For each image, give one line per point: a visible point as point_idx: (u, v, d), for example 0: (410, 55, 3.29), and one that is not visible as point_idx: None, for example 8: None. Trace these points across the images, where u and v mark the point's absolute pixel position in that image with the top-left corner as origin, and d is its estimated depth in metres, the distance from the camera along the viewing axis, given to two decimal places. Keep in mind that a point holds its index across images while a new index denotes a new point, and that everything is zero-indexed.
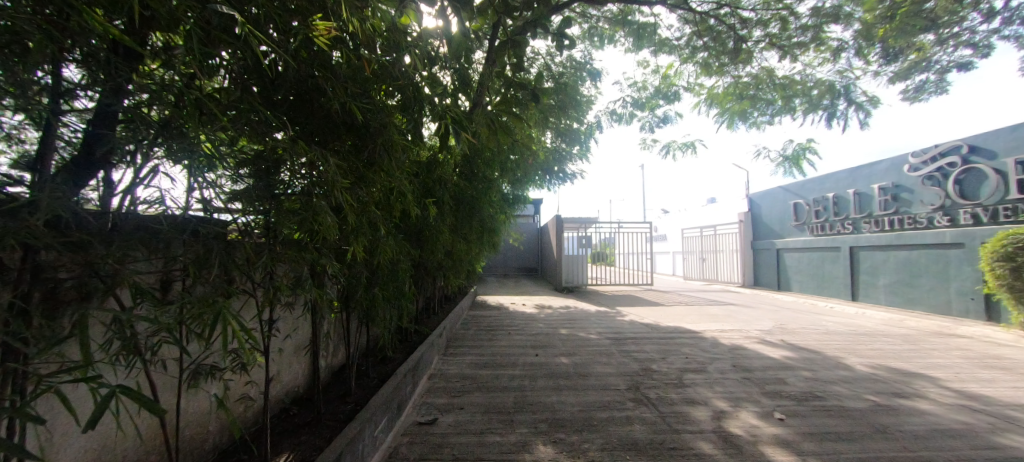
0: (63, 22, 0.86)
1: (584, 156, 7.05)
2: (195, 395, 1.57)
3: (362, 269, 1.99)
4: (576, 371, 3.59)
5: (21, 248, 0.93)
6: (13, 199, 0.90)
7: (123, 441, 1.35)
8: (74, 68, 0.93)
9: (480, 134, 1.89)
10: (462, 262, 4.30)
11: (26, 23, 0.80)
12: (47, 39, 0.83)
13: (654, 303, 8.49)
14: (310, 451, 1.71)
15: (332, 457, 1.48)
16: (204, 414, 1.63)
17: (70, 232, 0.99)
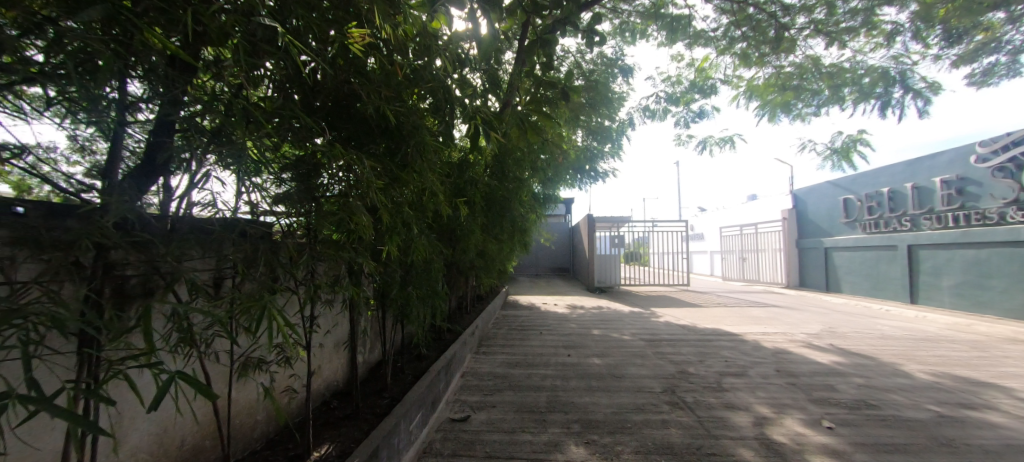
0: (128, 41, 0.93)
1: (615, 154, 6.92)
2: (244, 386, 1.67)
3: (396, 268, 2.05)
4: (609, 372, 3.53)
5: (94, 248, 1.00)
6: (87, 204, 1.04)
7: (182, 424, 1.45)
8: (137, 83, 1.00)
9: (510, 134, 1.89)
10: (494, 262, 4.34)
11: (97, 43, 0.84)
12: (115, 56, 0.88)
13: (690, 304, 8.21)
14: (349, 443, 1.78)
15: (370, 450, 1.52)
16: (253, 403, 1.72)
17: (136, 233, 1.08)
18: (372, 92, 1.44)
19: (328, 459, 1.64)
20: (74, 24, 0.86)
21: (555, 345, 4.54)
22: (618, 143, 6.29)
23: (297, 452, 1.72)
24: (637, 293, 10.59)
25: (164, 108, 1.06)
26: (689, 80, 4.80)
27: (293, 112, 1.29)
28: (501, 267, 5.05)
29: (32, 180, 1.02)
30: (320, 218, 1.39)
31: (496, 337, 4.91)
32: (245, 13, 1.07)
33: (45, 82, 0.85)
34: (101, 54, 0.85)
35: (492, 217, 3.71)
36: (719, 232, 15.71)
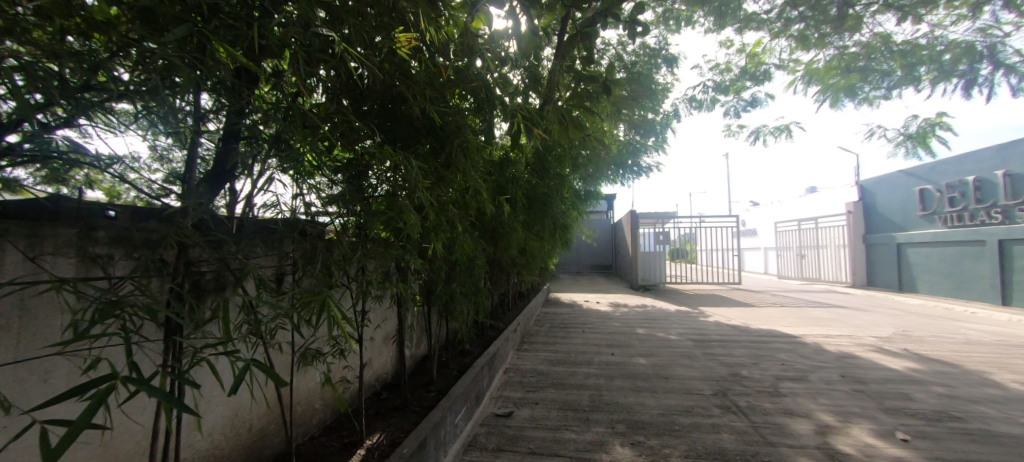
0: (201, 57, 0.98)
1: (659, 148, 6.69)
2: (305, 374, 1.79)
3: (442, 265, 2.10)
4: (655, 373, 3.43)
5: (177, 246, 1.10)
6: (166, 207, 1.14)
7: (254, 407, 1.58)
8: (206, 97, 1.09)
9: (549, 131, 1.88)
10: (535, 259, 4.35)
11: (173, 57, 0.92)
12: (189, 70, 0.96)
13: (741, 304, 7.79)
14: (398, 433, 1.85)
15: (418, 441, 1.58)
16: (312, 391, 1.84)
17: (210, 232, 1.18)
18: (417, 93, 1.48)
19: (379, 447, 1.71)
20: (154, 43, 0.92)
21: (597, 344, 4.48)
22: (662, 137, 6.07)
23: (351, 440, 1.82)
24: (683, 291, 10.21)
25: (230, 117, 1.15)
26: (739, 67, 4.54)
27: (346, 116, 1.36)
28: (542, 264, 5.05)
29: (121, 186, 1.10)
30: (371, 217, 1.45)
31: (538, 335, 4.92)
32: (303, 25, 1.14)
33: (133, 98, 0.94)
34: (180, 71, 0.93)
35: (533, 214, 3.71)
36: (773, 228, 14.75)
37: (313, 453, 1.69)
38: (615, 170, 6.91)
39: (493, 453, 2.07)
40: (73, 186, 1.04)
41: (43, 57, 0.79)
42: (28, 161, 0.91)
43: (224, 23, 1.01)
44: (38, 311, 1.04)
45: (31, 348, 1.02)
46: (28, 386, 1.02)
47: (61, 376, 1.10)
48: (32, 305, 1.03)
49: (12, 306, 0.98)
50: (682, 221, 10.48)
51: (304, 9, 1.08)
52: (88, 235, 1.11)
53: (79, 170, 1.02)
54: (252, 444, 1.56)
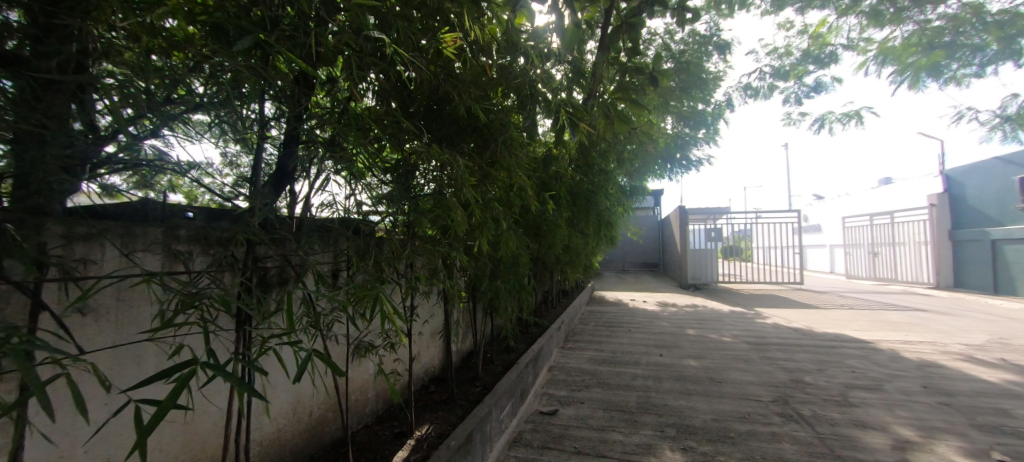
0: (263, 68, 1.04)
1: (710, 140, 6.36)
2: (359, 366, 1.88)
3: (487, 262, 2.13)
4: (708, 376, 3.28)
5: (244, 243, 1.18)
6: (234, 208, 1.23)
7: (314, 395, 1.68)
8: (268, 104, 1.16)
9: (592, 127, 1.83)
10: (578, 256, 4.30)
11: (242, 68, 0.98)
12: (255, 79, 1.01)
13: (801, 305, 7.25)
14: (446, 425, 1.90)
15: (465, 435, 1.61)
16: (366, 381, 1.93)
17: (274, 231, 1.26)
18: (462, 92, 1.50)
19: (428, 439, 1.76)
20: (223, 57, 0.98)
21: (644, 344, 4.35)
22: (714, 128, 5.77)
23: (402, 430, 1.89)
24: (737, 291, 9.68)
25: (289, 123, 1.23)
26: (801, 50, 4.22)
27: (396, 118, 1.39)
28: (585, 262, 4.97)
29: (197, 190, 1.20)
30: (418, 216, 1.49)
31: (583, 333, 4.86)
32: (356, 30, 1.17)
33: (208, 109, 1.02)
34: (247, 79, 0.99)
35: (576, 211, 3.67)
36: (840, 223, 13.55)
37: (367, 440, 1.78)
38: (661, 165, 6.66)
39: (538, 451, 2.07)
40: (159, 190, 1.16)
41: (133, 75, 0.90)
42: (121, 168, 0.99)
43: (289, 31, 1.05)
44: (131, 301, 1.16)
45: (125, 334, 1.15)
46: (124, 368, 1.14)
47: (150, 359, 1.22)
48: (127, 296, 1.15)
49: (109, 297, 1.10)
50: (735, 217, 9.92)
51: (356, 15, 1.11)
52: (171, 234, 1.21)
53: (163, 176, 1.11)
54: (313, 429, 1.66)
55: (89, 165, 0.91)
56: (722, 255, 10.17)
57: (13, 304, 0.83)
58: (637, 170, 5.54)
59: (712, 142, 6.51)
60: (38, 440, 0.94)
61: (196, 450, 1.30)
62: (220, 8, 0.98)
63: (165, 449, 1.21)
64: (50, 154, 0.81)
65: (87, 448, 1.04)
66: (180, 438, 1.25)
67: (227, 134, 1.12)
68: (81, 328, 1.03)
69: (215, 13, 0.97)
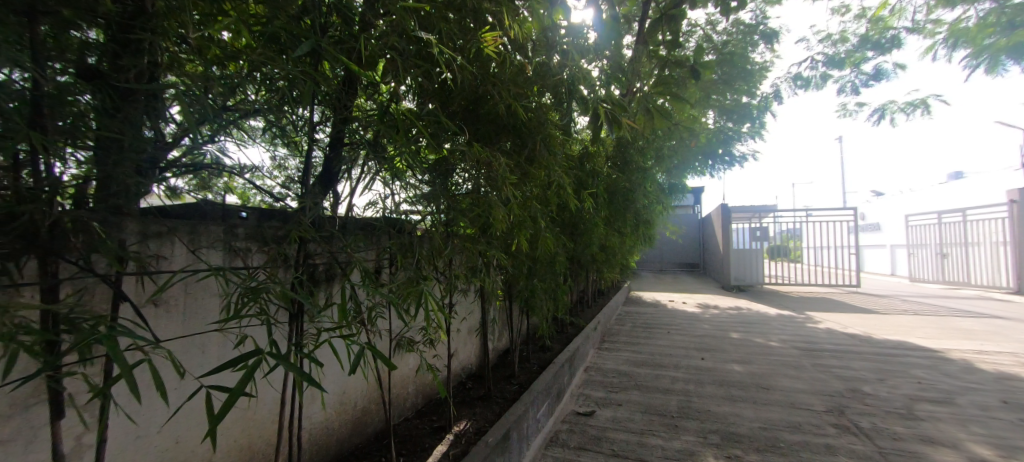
0: (314, 74, 1.07)
1: (754, 135, 6.04)
2: (400, 361, 1.93)
3: (524, 260, 2.13)
4: (753, 382, 3.13)
5: (298, 241, 1.24)
6: (284, 208, 1.28)
7: (358, 387, 1.74)
8: (316, 109, 1.21)
9: (631, 125, 1.78)
10: (614, 256, 4.22)
11: (296, 72, 1.03)
12: (309, 82, 1.05)
13: (857, 310, 6.76)
14: (483, 422, 1.92)
15: (502, 431, 1.62)
16: (406, 377, 1.98)
17: (324, 228, 1.31)
18: (503, 91, 1.51)
19: (466, 434, 1.79)
20: (274, 68, 1.01)
21: (683, 347, 4.21)
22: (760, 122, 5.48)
23: (440, 425, 1.92)
24: (784, 293, 9.17)
25: (335, 125, 1.27)
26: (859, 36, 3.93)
27: (438, 119, 1.41)
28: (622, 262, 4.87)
29: (250, 191, 1.29)
30: (455, 214, 1.51)
31: (620, 334, 4.77)
32: (401, 33, 1.20)
33: (263, 113, 1.08)
34: (300, 84, 1.04)
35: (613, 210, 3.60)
36: (904, 221, 12.50)
37: (408, 433, 1.83)
38: (701, 161, 6.41)
39: (576, 451, 2.05)
40: (216, 192, 1.24)
41: (195, 82, 0.92)
42: (187, 171, 1.07)
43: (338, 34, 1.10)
44: (196, 294, 1.25)
45: (191, 324, 1.23)
46: (191, 356, 1.23)
47: (214, 349, 1.30)
48: (193, 289, 1.24)
49: (178, 290, 1.18)
50: (783, 215, 9.39)
51: (401, 17, 1.16)
52: (231, 232, 1.32)
53: (219, 179, 1.19)
54: (357, 419, 1.73)
55: (159, 168, 0.99)
56: (767, 256, 9.67)
57: (98, 294, 0.92)
58: (675, 167, 5.36)
59: (757, 136, 6.20)
60: (120, 417, 1.04)
61: (253, 434, 1.39)
62: (274, 16, 1.01)
63: (227, 432, 1.30)
64: (129, 159, 0.86)
65: (161, 429, 1.12)
66: (240, 422, 1.34)
67: (274, 134, 1.18)
68: (155, 317, 1.12)
69: (272, 21, 1.01)
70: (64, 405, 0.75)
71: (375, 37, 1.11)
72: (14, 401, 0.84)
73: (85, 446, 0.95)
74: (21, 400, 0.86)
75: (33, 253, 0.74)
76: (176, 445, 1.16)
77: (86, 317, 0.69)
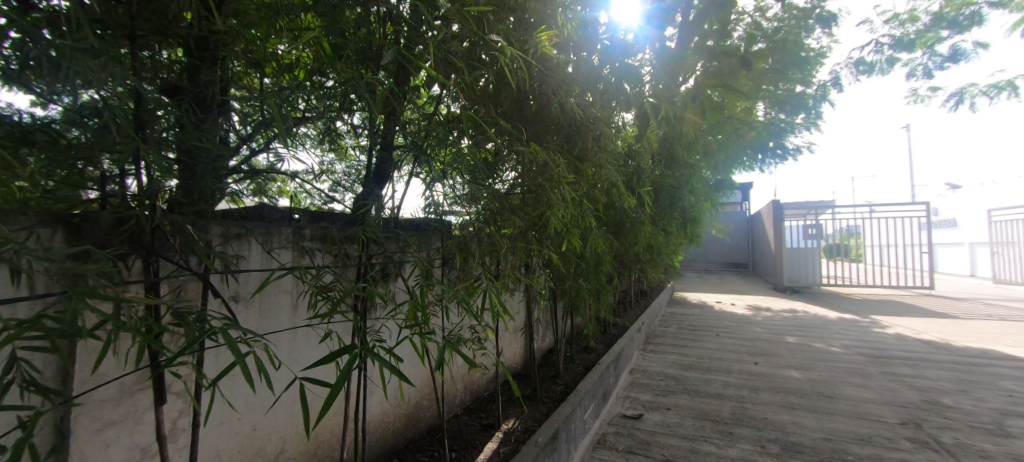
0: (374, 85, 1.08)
1: (809, 126, 5.66)
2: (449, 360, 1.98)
3: (573, 259, 2.11)
4: (813, 389, 2.93)
5: (365, 242, 1.22)
6: (340, 209, 1.39)
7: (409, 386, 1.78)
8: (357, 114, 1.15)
9: (680, 119, 1.67)
10: (659, 256, 4.10)
11: (358, 81, 1.03)
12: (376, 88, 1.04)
13: (929, 314, 6.17)
14: (531, 421, 1.91)
15: (552, 430, 1.61)
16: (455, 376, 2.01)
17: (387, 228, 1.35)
18: (558, 92, 1.53)
19: (515, 432, 1.79)
20: (326, 77, 1.09)
21: (734, 350, 4.02)
22: (816, 113, 5.13)
23: (490, 422, 1.94)
24: (842, 296, 8.55)
25: (372, 134, 1.23)
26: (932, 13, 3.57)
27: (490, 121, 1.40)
28: (667, 261, 4.72)
29: (301, 193, 1.38)
30: (505, 211, 1.49)
31: (665, 336, 4.63)
32: (461, 38, 1.23)
33: (322, 117, 1.11)
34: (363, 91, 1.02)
35: (657, 206, 3.50)
36: (985, 218, 11.23)
37: (458, 429, 1.85)
38: (750, 156, 6.08)
39: (625, 455, 2.00)
40: (270, 195, 1.31)
41: (269, 99, 0.96)
42: (243, 178, 1.12)
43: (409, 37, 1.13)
44: (270, 291, 1.30)
45: (266, 320, 1.29)
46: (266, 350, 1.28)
47: (284, 343, 1.36)
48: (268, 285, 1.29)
49: (255, 285, 1.24)
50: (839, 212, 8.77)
51: (468, 22, 1.18)
52: (298, 233, 1.31)
53: (273, 183, 1.28)
54: (412, 415, 1.77)
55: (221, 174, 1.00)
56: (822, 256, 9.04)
57: (190, 290, 1.00)
58: (721, 163, 5.14)
59: (812, 128, 5.80)
60: (213, 405, 1.10)
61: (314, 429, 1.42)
62: (331, 23, 1.03)
63: (292, 423, 1.36)
64: (208, 165, 0.92)
65: (240, 417, 1.18)
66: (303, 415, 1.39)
67: (315, 134, 1.21)
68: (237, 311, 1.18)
69: (332, 33, 1.04)
70: (164, 392, 0.84)
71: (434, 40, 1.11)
72: (122, 387, 0.92)
73: (179, 429, 1.02)
74: (128, 384, 0.93)
75: (135, 254, 0.81)
76: (253, 432, 1.21)
77: (190, 310, 0.72)
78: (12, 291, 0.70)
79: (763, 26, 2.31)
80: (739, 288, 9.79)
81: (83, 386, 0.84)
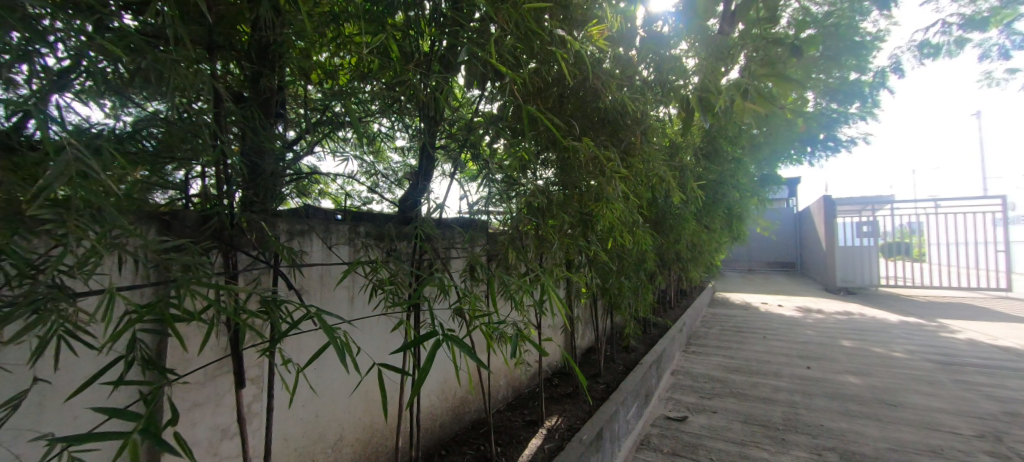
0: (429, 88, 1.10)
1: (864, 117, 5.31)
2: (494, 356, 2.02)
3: (616, 256, 2.08)
4: (873, 396, 2.75)
5: (422, 238, 1.24)
6: (404, 212, 1.44)
7: (456, 380, 1.82)
8: (390, 119, 1.20)
9: (731, 110, 1.60)
10: (700, 254, 3.96)
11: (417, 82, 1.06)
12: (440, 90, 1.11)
13: (1004, 319, 5.61)
14: (575, 419, 1.89)
15: (597, 429, 1.59)
16: (499, 371, 2.04)
17: (437, 239, 1.32)
18: (609, 86, 1.43)
19: (559, 429, 1.78)
20: (365, 84, 1.08)
21: (782, 354, 3.83)
22: (872, 101, 4.81)
23: (533, 418, 1.93)
24: (900, 298, 7.94)
25: (419, 135, 1.24)
26: None
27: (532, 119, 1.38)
28: (709, 261, 4.56)
29: (343, 196, 1.38)
30: (551, 208, 1.50)
31: (707, 337, 4.47)
32: (523, 33, 1.18)
33: (384, 114, 1.16)
34: (413, 89, 1.07)
35: (700, 203, 3.40)
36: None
37: (502, 425, 1.86)
38: (799, 149, 5.77)
39: (670, 457, 1.94)
40: (317, 197, 1.35)
41: (340, 98, 1.02)
42: (289, 180, 1.07)
43: (448, 42, 1.12)
44: (332, 283, 1.36)
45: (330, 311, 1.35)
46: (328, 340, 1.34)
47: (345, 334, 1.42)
48: (327, 278, 1.35)
49: (315, 279, 1.30)
50: (900, 208, 8.36)
51: (525, 20, 1.13)
52: (355, 231, 1.39)
53: (315, 185, 1.24)
54: (457, 408, 1.80)
55: (284, 174, 1.04)
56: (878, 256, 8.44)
57: (264, 283, 1.10)
58: (766, 158, 4.92)
59: (867, 118, 5.43)
60: (281, 392, 1.16)
61: (369, 420, 1.47)
62: (376, 29, 1.03)
63: (352, 412, 1.40)
64: (270, 167, 0.99)
65: (305, 403, 1.24)
66: (361, 405, 1.44)
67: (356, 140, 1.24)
68: (308, 298, 1.27)
69: (380, 34, 1.02)
70: (243, 377, 0.90)
71: (491, 37, 1.07)
72: (206, 372, 0.99)
73: (253, 413, 1.10)
74: (210, 370, 1.00)
75: (221, 248, 0.91)
76: (315, 419, 1.27)
77: (278, 300, 0.76)
78: (134, 279, 0.83)
79: (816, 9, 2.21)
80: (784, 289, 9.30)
81: (188, 366, 0.94)
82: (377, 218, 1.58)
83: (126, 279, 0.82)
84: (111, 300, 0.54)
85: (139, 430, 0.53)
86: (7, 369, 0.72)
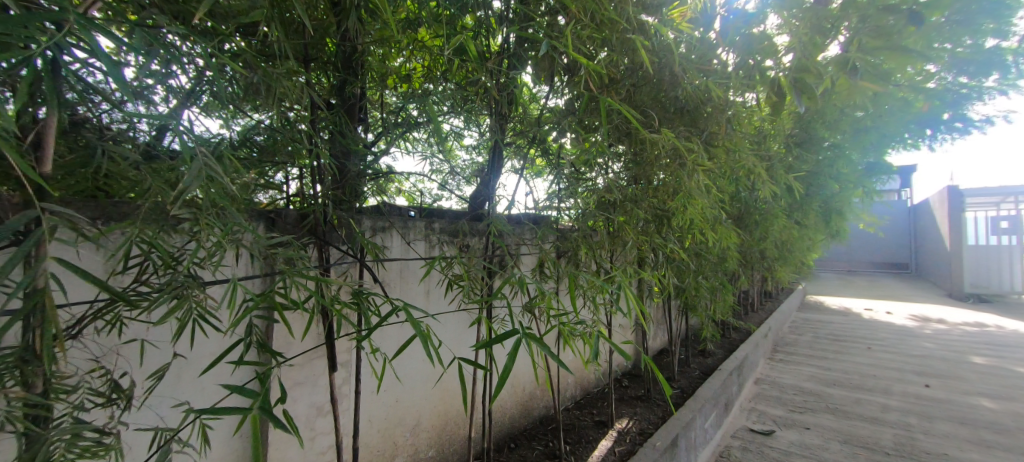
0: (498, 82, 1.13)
1: (1005, 90, 4.42)
2: (563, 353, 2.01)
3: (695, 252, 1.96)
4: (1016, 426, 2.30)
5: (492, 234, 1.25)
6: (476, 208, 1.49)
7: (524, 376, 1.84)
8: (458, 117, 1.21)
9: (834, 91, 1.42)
10: (787, 253, 3.60)
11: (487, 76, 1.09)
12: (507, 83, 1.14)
13: None
14: (647, 424, 1.82)
15: (673, 436, 1.52)
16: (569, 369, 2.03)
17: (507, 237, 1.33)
18: (690, 73, 1.37)
19: (630, 433, 1.72)
20: (434, 83, 1.14)
21: (888, 367, 3.36)
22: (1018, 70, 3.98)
23: (603, 419, 1.89)
24: None
25: (493, 131, 1.25)
26: None
27: (606, 112, 1.34)
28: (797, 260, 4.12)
29: (415, 193, 1.44)
30: (626, 203, 1.45)
31: (794, 345, 4.06)
32: (599, 22, 1.13)
33: (457, 111, 1.17)
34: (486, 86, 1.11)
35: (789, 197, 3.09)
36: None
37: (571, 423, 1.85)
38: (914, 132, 4.97)
39: None
40: (394, 195, 1.42)
41: (420, 100, 1.05)
42: (375, 185, 1.15)
43: (516, 41, 1.16)
44: (411, 277, 1.44)
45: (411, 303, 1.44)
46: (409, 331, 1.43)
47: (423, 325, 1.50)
48: (406, 272, 1.43)
49: (394, 273, 1.39)
50: None
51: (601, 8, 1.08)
52: (430, 227, 1.46)
53: (391, 184, 1.26)
54: (525, 403, 1.83)
55: (365, 175, 1.09)
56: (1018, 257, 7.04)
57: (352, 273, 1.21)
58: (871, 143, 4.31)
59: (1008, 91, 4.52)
60: (367, 377, 1.26)
61: (443, 408, 1.54)
62: (450, 33, 1.06)
63: (428, 400, 1.48)
64: (355, 167, 1.06)
65: (387, 388, 1.33)
66: (436, 394, 1.51)
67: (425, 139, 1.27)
68: (390, 290, 1.36)
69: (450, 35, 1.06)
70: (336, 363, 0.98)
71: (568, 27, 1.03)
72: (305, 355, 1.11)
73: (343, 394, 1.20)
74: (308, 354, 1.12)
75: (315, 243, 1.01)
76: (396, 403, 1.36)
77: (367, 294, 0.82)
78: (251, 270, 0.98)
79: None
80: (888, 294, 8.13)
81: (291, 349, 1.07)
82: (446, 214, 1.65)
83: (245, 271, 0.97)
84: (235, 291, 0.61)
85: (259, 406, 0.60)
86: (157, 345, 0.87)
